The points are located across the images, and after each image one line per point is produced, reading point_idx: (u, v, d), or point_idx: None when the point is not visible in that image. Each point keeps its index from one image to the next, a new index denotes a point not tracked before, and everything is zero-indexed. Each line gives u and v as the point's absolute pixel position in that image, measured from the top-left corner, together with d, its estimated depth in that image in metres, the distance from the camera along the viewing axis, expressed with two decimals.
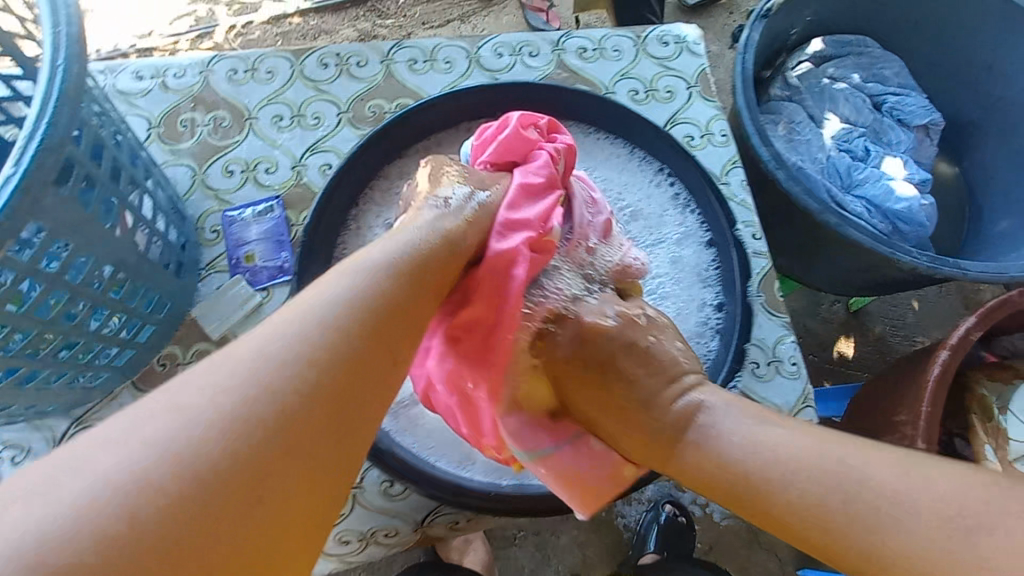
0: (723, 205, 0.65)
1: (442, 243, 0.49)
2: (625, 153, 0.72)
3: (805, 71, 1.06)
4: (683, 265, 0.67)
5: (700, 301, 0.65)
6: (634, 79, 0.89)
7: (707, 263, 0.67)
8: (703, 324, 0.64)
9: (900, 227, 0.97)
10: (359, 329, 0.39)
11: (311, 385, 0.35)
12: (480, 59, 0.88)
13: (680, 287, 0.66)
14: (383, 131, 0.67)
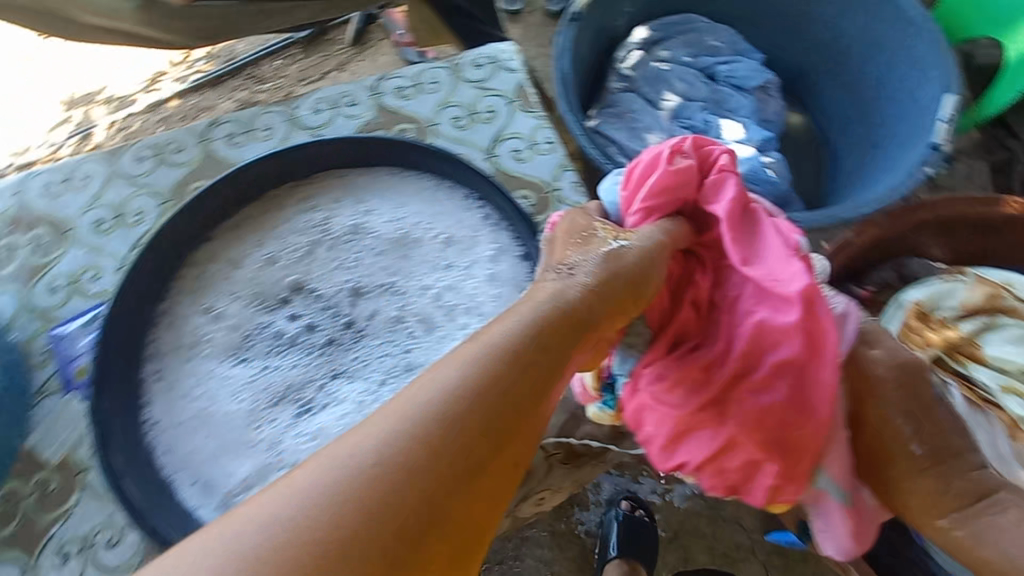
0: (526, 218, 0.66)
1: (555, 314, 0.41)
2: (435, 184, 0.72)
3: (635, 59, 1.08)
4: (503, 280, 0.65)
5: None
6: (455, 105, 0.90)
7: (525, 274, 0.65)
8: None
9: (753, 189, 0.99)
10: (491, 396, 0.35)
11: (511, 391, 0.36)
12: (298, 119, 0.88)
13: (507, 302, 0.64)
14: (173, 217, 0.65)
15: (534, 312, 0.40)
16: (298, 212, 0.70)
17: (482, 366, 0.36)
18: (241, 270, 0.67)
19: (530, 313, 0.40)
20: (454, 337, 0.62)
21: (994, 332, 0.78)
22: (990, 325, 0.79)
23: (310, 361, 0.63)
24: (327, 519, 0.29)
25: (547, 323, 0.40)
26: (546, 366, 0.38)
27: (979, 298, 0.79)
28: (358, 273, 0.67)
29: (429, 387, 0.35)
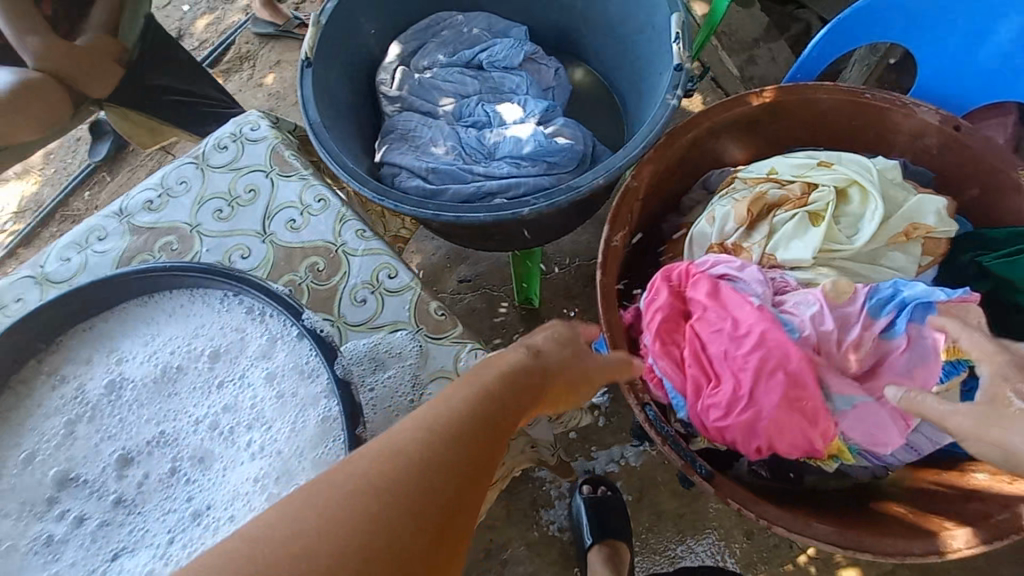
0: (280, 298, 0.63)
1: (539, 360, 0.53)
2: (188, 299, 0.66)
3: (396, 78, 1.06)
4: (283, 372, 0.61)
5: (314, 396, 0.59)
6: (214, 198, 0.85)
7: (303, 356, 0.61)
8: (324, 418, 0.57)
9: (550, 162, 0.98)
10: (479, 424, 0.42)
11: (489, 428, 0.43)
12: (49, 276, 0.81)
13: (286, 396, 0.60)
14: None
15: (504, 371, 0.48)
16: (48, 391, 0.63)
17: (482, 400, 0.44)
18: (1, 484, 0.58)
19: (507, 368, 0.49)
20: (238, 460, 0.57)
21: (775, 239, 0.84)
22: (771, 233, 0.85)
23: (87, 556, 0.54)
24: (321, 508, 0.34)
25: (511, 374, 0.49)
26: (514, 411, 0.47)
27: (745, 213, 0.85)
28: (125, 433, 0.60)
29: (440, 406, 0.42)
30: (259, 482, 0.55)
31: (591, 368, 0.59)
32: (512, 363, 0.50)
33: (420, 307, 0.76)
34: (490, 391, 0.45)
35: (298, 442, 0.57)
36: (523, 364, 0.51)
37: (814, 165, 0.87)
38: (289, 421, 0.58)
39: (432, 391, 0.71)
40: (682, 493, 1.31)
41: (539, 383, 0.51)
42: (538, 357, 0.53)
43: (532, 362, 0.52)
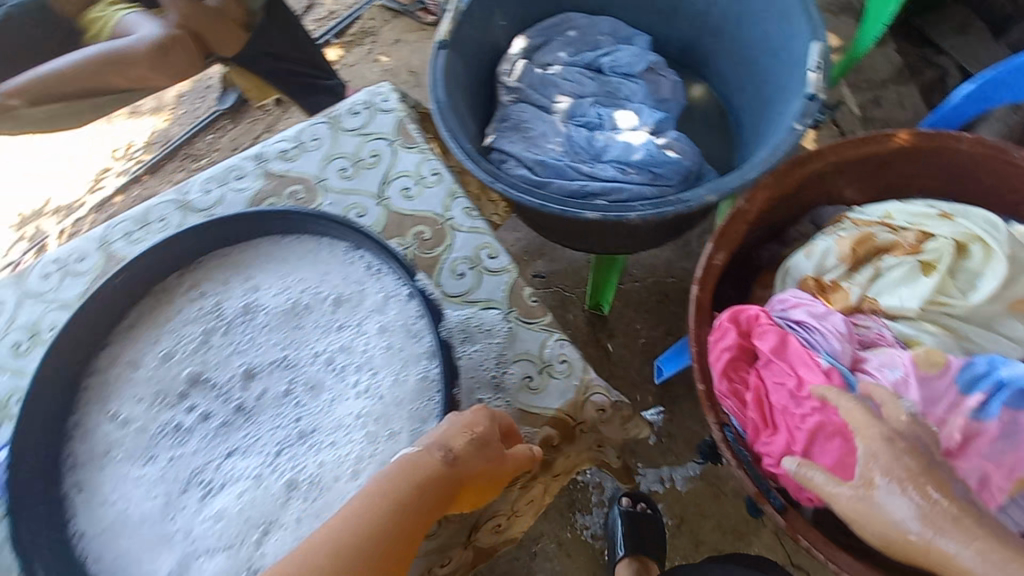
0: (399, 261, 0.67)
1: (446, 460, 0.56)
2: (316, 246, 0.73)
3: (518, 70, 1.09)
4: (392, 328, 0.67)
5: (416, 359, 0.64)
6: (340, 157, 0.92)
7: (412, 317, 0.67)
8: (424, 377, 0.63)
9: (657, 173, 0.98)
10: (363, 540, 0.50)
11: (379, 551, 0.50)
12: (191, 204, 0.90)
13: (392, 350, 0.65)
14: (67, 329, 0.66)
15: (411, 482, 0.54)
16: (188, 301, 0.72)
17: (366, 526, 0.51)
18: (141, 370, 0.69)
19: (421, 476, 0.54)
20: (344, 396, 0.65)
21: (879, 284, 0.81)
22: (876, 276, 0.82)
23: (207, 447, 0.65)
24: None
25: (424, 482, 0.54)
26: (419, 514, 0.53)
27: (848, 249, 0.83)
28: (253, 351, 0.69)
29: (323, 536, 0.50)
30: (359, 421, 0.63)
31: (506, 465, 0.59)
32: (424, 472, 0.54)
33: (514, 290, 0.79)
34: (386, 509, 0.52)
35: (397, 392, 0.63)
36: (434, 472, 0.54)
37: (934, 215, 0.84)
38: (392, 372, 0.64)
39: (514, 371, 0.74)
40: (724, 526, 1.30)
41: (449, 486, 0.55)
42: (454, 462, 0.55)
43: (444, 468, 0.55)
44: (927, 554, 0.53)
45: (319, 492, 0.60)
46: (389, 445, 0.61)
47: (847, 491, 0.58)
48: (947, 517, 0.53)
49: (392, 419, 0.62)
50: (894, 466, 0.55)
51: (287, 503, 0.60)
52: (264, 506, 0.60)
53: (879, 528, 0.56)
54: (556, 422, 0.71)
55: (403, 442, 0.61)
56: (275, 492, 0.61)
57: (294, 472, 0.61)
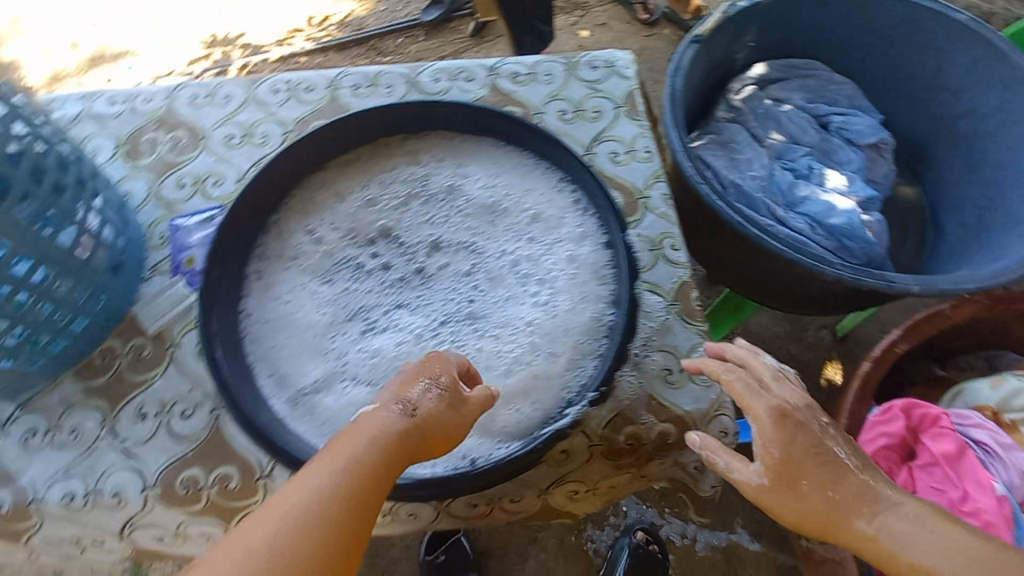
0: (614, 210, 0.68)
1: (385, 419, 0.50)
2: (533, 162, 0.75)
3: (748, 93, 1.08)
4: (581, 263, 0.69)
5: (596, 299, 0.67)
6: (564, 99, 0.93)
7: (603, 262, 0.68)
8: (597, 320, 0.66)
9: (846, 245, 0.96)
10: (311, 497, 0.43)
11: (344, 520, 0.43)
12: (419, 83, 0.94)
13: (577, 282, 0.68)
14: (305, 138, 0.71)
15: (374, 440, 0.48)
16: (402, 163, 0.76)
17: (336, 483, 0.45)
18: (343, 204, 0.73)
19: (385, 434, 0.49)
20: (518, 302, 0.68)
21: None
22: None
23: (381, 291, 0.69)
24: None
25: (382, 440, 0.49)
26: (388, 473, 0.48)
27: None
28: (446, 228, 0.72)
29: (290, 502, 0.42)
30: (527, 331, 0.66)
31: (469, 408, 0.54)
32: (385, 427, 0.50)
33: (684, 290, 0.78)
34: (359, 464, 0.46)
35: (569, 320, 0.66)
36: (396, 427, 0.50)
37: None
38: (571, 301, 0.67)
39: (655, 359, 0.74)
40: None
41: (415, 444, 0.50)
42: (415, 414, 0.51)
43: (405, 424, 0.50)
44: (832, 506, 0.50)
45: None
46: (545, 362, 0.64)
47: (759, 472, 0.53)
48: (839, 480, 0.50)
49: (557, 341, 0.65)
50: (791, 446, 0.51)
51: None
52: (416, 361, 0.65)
53: (797, 503, 0.51)
54: (678, 421, 0.71)
55: (561, 364, 0.64)
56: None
57: (453, 344, 0.65)
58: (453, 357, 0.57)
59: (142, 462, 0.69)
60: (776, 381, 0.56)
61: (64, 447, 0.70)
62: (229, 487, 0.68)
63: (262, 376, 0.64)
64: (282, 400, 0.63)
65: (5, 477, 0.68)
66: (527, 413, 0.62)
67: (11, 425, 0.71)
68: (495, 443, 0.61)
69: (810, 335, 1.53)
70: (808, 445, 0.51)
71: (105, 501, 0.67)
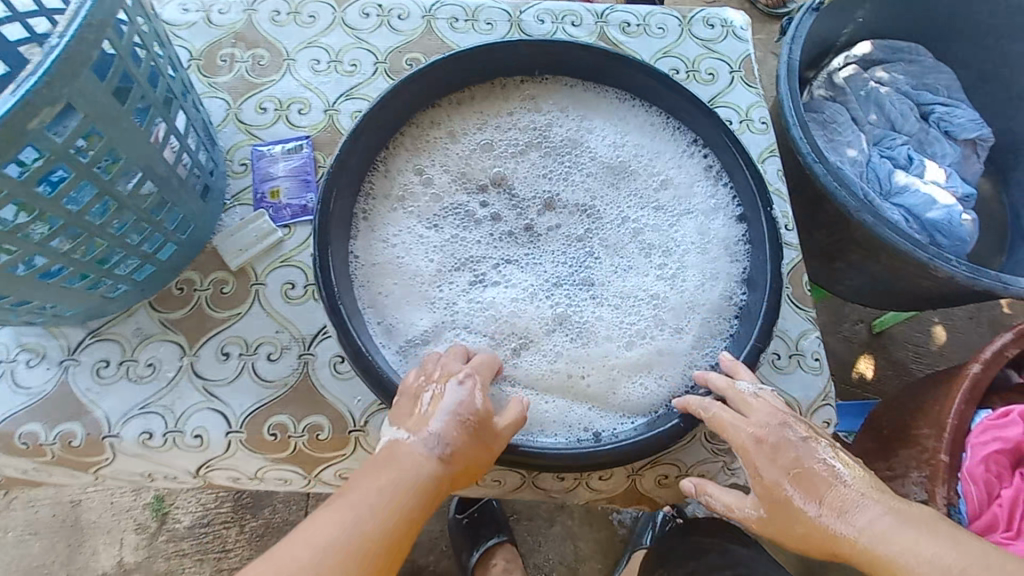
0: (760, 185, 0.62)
1: (413, 451, 0.48)
2: (660, 121, 0.69)
3: (852, 73, 1.03)
4: (711, 236, 0.64)
5: (726, 276, 0.63)
6: (675, 58, 0.87)
7: (737, 237, 0.65)
8: (727, 300, 0.62)
9: (939, 240, 0.93)
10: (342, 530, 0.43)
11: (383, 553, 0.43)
12: (521, 24, 0.87)
13: (708, 257, 0.64)
14: (427, 68, 0.63)
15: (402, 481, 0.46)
16: (519, 109, 0.70)
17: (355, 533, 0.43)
18: (457, 145, 0.67)
19: (416, 471, 0.47)
20: (642, 272, 0.63)
21: None
22: None
23: (488, 244, 0.63)
24: None
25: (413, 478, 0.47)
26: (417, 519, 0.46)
27: None
28: (566, 185, 0.67)
29: (305, 547, 0.41)
30: (652, 302, 0.61)
31: (500, 440, 0.51)
32: (412, 465, 0.47)
33: (796, 273, 0.75)
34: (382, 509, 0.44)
35: (698, 296, 0.62)
36: (429, 468, 0.48)
37: None
38: (700, 276, 0.62)
39: None
40: None
41: (445, 482, 0.49)
42: (448, 454, 0.49)
43: (437, 465, 0.48)
44: (818, 525, 0.48)
45: (586, 341, 0.60)
46: (671, 339, 0.60)
47: (755, 504, 0.53)
48: (827, 495, 0.49)
49: (689, 314, 0.61)
50: (777, 470, 0.51)
51: (554, 333, 0.60)
52: (523, 317, 0.60)
53: (790, 526, 0.50)
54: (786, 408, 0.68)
55: (688, 342, 0.60)
56: (541, 318, 0.60)
57: (568, 308, 0.61)
58: (488, 367, 0.54)
59: (226, 404, 0.63)
60: (755, 404, 0.54)
61: (141, 382, 0.64)
62: (321, 438, 0.62)
63: (369, 321, 0.59)
64: (391, 351, 0.59)
65: (75, 408, 0.62)
66: (652, 389, 0.58)
67: (79, 353, 0.64)
68: (619, 417, 0.57)
69: (847, 328, 1.44)
70: (789, 466, 0.51)
71: (186, 443, 0.62)
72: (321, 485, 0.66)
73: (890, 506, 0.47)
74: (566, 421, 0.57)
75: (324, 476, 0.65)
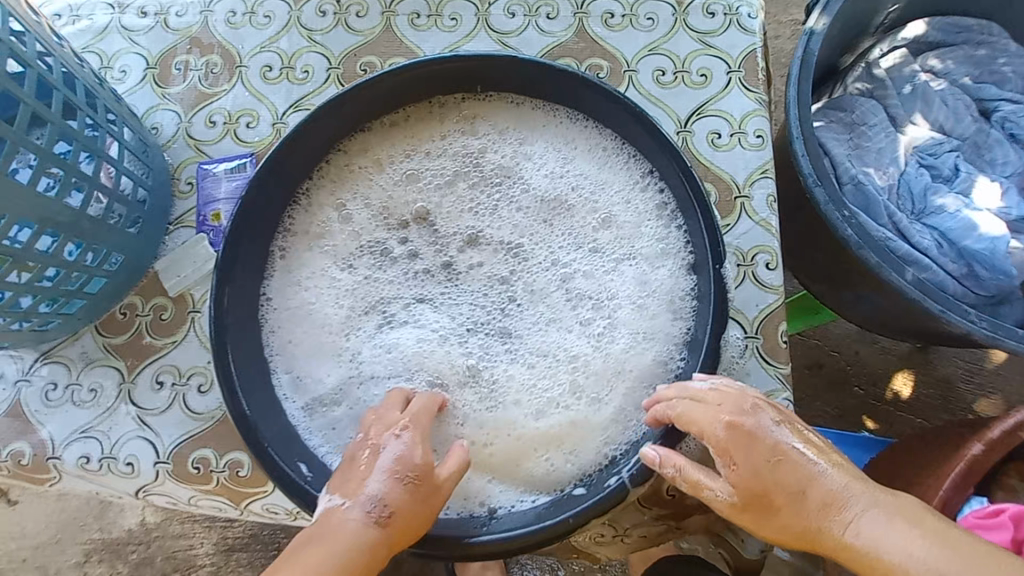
0: (716, 243, 0.54)
1: (350, 521, 0.47)
2: (616, 146, 0.61)
3: (895, 61, 0.86)
4: (652, 289, 0.58)
5: (665, 337, 0.57)
6: (664, 55, 0.75)
7: (685, 290, 0.58)
8: (659, 363, 0.57)
9: (977, 271, 0.78)
10: None
11: None
12: (489, 18, 0.78)
13: (643, 312, 0.58)
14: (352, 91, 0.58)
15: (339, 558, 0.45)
16: (455, 132, 0.63)
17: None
18: (383, 175, 0.63)
19: (350, 544, 0.46)
20: (565, 324, 0.58)
21: None
22: None
23: (401, 282, 0.60)
24: None
25: (348, 549, 0.46)
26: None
27: None
28: (493, 222, 0.61)
29: None
30: (570, 363, 0.57)
31: (443, 494, 0.49)
32: (349, 537, 0.46)
33: (771, 320, 0.67)
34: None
35: (624, 360, 0.57)
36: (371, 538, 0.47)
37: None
38: (626, 338, 0.57)
39: None
40: None
41: (384, 550, 0.47)
42: (387, 519, 0.47)
43: (374, 531, 0.47)
44: (802, 519, 0.45)
45: (495, 403, 0.56)
46: (588, 409, 0.56)
47: (729, 490, 0.48)
48: (810, 489, 0.45)
49: (615, 379, 0.57)
50: (755, 461, 0.47)
51: (466, 392, 0.57)
52: (433, 362, 0.58)
53: (770, 521, 0.47)
54: None
55: (607, 413, 0.55)
56: (457, 366, 0.57)
57: (481, 358, 0.57)
58: (424, 410, 0.53)
59: (156, 433, 0.67)
60: (713, 393, 0.49)
61: (83, 406, 0.68)
62: (239, 475, 0.65)
63: (275, 370, 0.58)
64: (296, 405, 0.57)
65: (28, 427, 0.67)
66: (559, 465, 0.55)
67: (33, 374, 0.68)
68: (518, 494, 0.54)
69: (883, 339, 1.29)
70: (769, 460, 0.46)
71: (119, 469, 0.66)
72: (254, 513, 0.69)
73: (878, 499, 0.44)
74: (464, 493, 0.54)
75: (250, 509, 0.68)
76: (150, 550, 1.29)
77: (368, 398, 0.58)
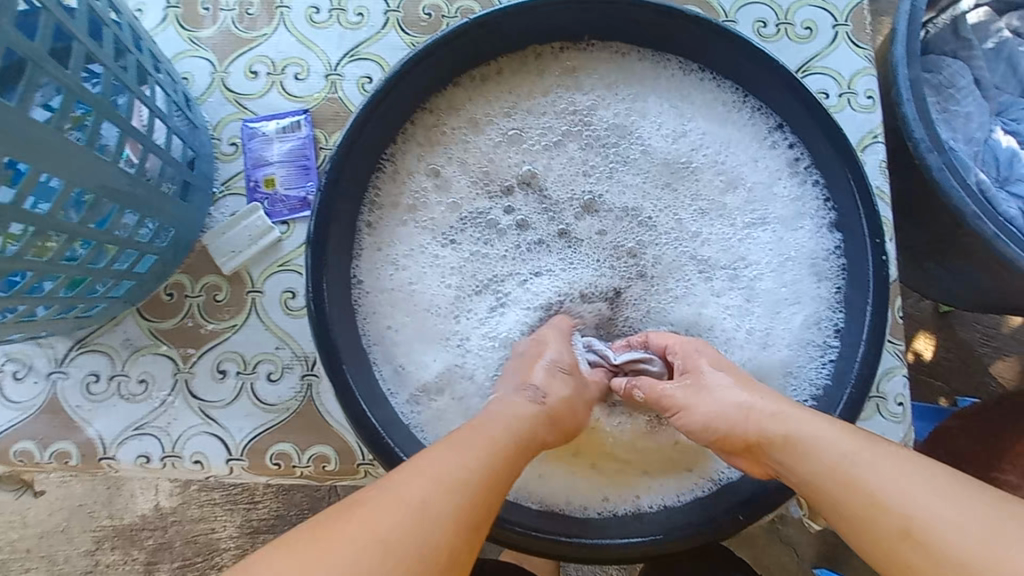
0: (865, 187, 0.48)
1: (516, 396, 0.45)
2: (736, 100, 0.55)
3: (979, 19, 0.82)
4: (793, 248, 0.53)
5: (813, 297, 0.53)
6: (764, 5, 0.68)
7: (832, 248, 0.53)
8: (820, 323, 0.52)
9: None
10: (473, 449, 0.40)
11: (495, 488, 0.39)
12: None
13: (785, 272, 0.53)
14: (457, 29, 0.48)
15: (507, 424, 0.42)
16: (558, 88, 0.56)
17: (474, 466, 0.38)
18: (481, 138, 0.55)
19: (519, 418, 0.43)
20: (706, 294, 0.53)
21: None
22: None
23: (513, 258, 0.53)
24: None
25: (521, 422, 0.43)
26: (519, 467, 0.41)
27: None
28: (613, 186, 0.54)
29: (421, 479, 0.37)
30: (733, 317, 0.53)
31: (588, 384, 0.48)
32: (510, 412, 0.43)
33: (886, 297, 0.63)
34: (492, 448, 0.40)
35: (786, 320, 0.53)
36: (531, 421, 0.44)
37: None
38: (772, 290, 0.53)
39: None
40: None
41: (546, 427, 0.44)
42: (544, 401, 0.45)
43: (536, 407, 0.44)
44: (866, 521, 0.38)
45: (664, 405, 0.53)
46: None
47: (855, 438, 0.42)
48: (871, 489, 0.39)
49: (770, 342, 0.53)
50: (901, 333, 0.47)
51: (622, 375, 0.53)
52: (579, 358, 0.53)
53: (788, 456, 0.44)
54: None
55: None
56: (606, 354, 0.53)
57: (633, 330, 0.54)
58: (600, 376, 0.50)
59: (224, 428, 0.59)
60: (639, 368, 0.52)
61: (134, 400, 0.60)
62: (327, 469, 0.60)
63: (375, 362, 0.51)
64: (400, 398, 0.51)
65: (66, 426, 0.59)
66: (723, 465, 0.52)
67: (66, 365, 0.60)
68: (674, 489, 0.51)
69: None
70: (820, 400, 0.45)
71: (186, 467, 0.59)
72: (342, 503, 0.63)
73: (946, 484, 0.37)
74: (604, 491, 0.51)
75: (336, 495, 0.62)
76: (169, 535, 1.01)
77: (480, 400, 0.51)
